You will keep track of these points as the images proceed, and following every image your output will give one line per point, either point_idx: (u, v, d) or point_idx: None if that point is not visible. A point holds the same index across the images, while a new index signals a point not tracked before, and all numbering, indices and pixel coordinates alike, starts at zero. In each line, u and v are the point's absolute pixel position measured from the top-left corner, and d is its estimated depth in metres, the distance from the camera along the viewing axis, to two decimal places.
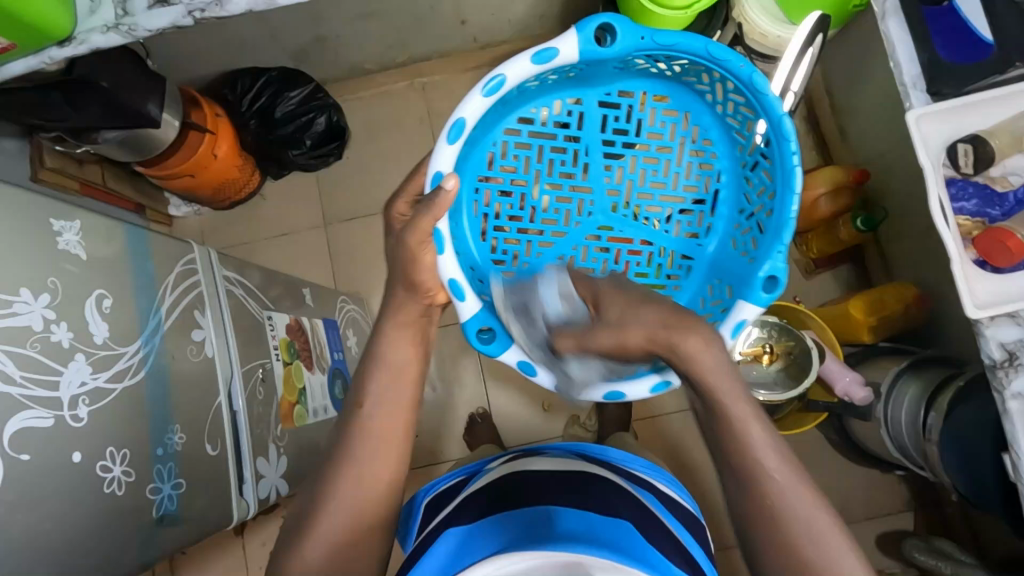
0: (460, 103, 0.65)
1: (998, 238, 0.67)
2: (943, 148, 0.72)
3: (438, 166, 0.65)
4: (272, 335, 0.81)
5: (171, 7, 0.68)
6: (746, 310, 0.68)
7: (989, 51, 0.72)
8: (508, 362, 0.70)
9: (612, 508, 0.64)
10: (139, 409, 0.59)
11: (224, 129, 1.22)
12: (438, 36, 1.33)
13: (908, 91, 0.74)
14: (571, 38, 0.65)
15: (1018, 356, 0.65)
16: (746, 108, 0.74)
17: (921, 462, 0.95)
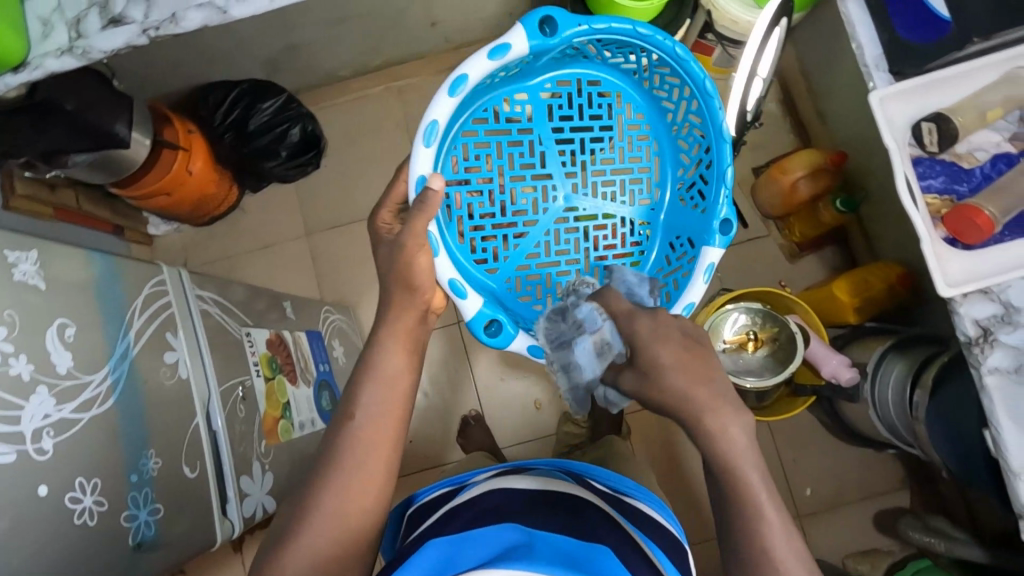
0: (429, 107, 0.70)
1: (968, 215, 0.66)
2: (908, 127, 0.72)
3: (419, 170, 0.70)
4: (251, 351, 0.80)
5: (125, 27, 0.67)
6: (711, 254, 0.75)
7: (947, 28, 0.72)
8: (518, 351, 0.75)
9: (597, 527, 0.65)
10: (110, 436, 0.59)
11: (198, 145, 1.22)
12: (410, 39, 1.32)
13: (872, 72, 0.75)
14: (519, 33, 0.72)
15: (991, 332, 0.65)
16: (672, 77, 0.80)
17: (912, 440, 0.94)
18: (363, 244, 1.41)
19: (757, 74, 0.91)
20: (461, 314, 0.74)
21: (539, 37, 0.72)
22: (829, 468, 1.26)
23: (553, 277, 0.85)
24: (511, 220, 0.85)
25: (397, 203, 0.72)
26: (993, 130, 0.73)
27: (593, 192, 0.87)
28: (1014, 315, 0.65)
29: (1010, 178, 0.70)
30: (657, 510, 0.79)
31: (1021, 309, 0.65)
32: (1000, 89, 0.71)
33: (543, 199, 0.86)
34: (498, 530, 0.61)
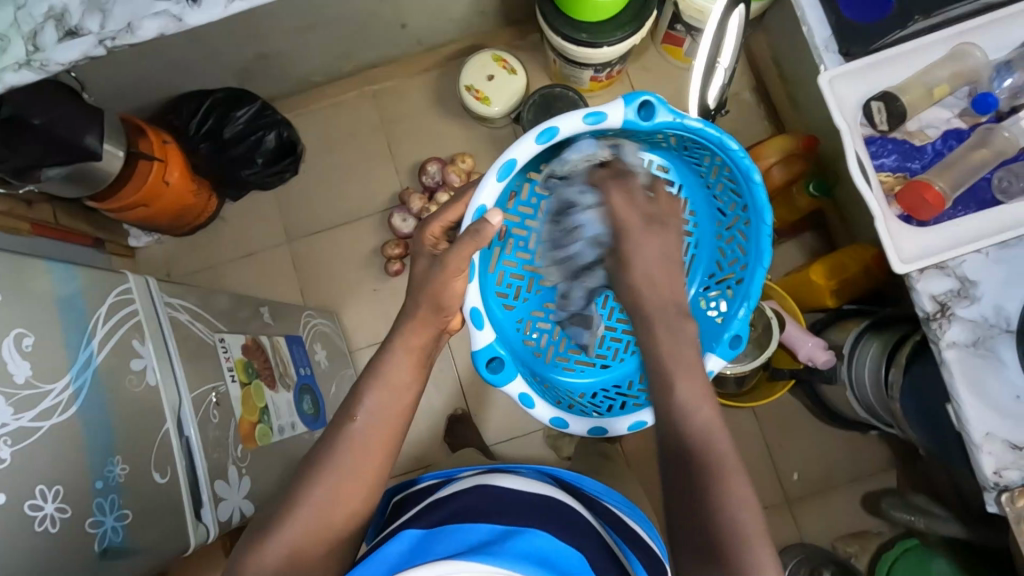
0: (512, 145, 0.72)
1: (919, 191, 0.68)
2: (857, 107, 0.73)
3: (480, 200, 0.72)
4: (225, 357, 0.80)
5: (82, 38, 0.68)
6: (712, 361, 0.77)
7: (890, 8, 0.72)
8: (510, 394, 0.79)
9: (573, 530, 0.66)
10: (72, 443, 0.60)
11: (174, 155, 1.21)
12: (381, 42, 1.32)
13: (822, 54, 0.75)
14: (618, 105, 0.72)
15: (948, 307, 0.66)
16: (734, 190, 0.83)
17: (890, 420, 0.94)
18: (344, 248, 1.41)
19: (721, 64, 0.89)
20: (470, 343, 0.77)
21: (636, 119, 0.73)
22: (815, 452, 1.27)
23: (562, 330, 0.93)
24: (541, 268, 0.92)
25: (447, 223, 0.74)
26: (942, 107, 0.74)
27: None
28: (970, 289, 0.66)
29: (960, 155, 0.72)
30: (633, 519, 0.81)
31: (975, 283, 0.66)
32: (947, 66, 0.72)
33: None
34: (470, 526, 0.62)
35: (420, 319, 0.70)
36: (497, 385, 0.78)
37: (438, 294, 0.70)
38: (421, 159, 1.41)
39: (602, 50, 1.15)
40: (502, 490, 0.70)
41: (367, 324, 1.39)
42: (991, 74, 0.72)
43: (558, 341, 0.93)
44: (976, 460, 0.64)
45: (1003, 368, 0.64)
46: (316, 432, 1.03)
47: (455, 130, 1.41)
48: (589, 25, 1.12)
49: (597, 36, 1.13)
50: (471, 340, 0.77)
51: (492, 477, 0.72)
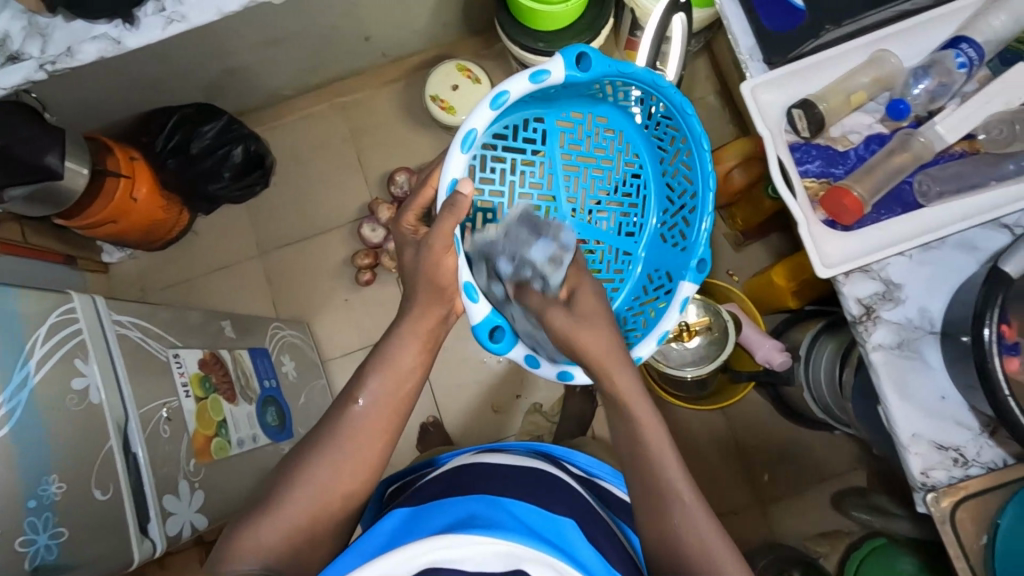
0: (469, 116, 0.69)
1: (838, 197, 0.69)
2: (780, 115, 0.75)
3: (452, 173, 0.69)
4: (180, 372, 0.82)
5: (22, 64, 0.75)
6: (686, 289, 0.76)
7: (802, 17, 0.74)
8: (514, 359, 0.73)
9: (561, 497, 0.69)
10: (5, 464, 0.61)
11: (142, 172, 1.22)
12: (348, 55, 1.33)
13: (748, 64, 0.76)
14: (557, 61, 0.71)
15: (874, 309, 0.67)
16: (673, 127, 0.82)
17: (846, 420, 0.95)
18: (317, 259, 1.42)
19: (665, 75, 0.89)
20: (468, 319, 0.70)
21: (576, 72, 0.72)
22: (783, 452, 1.27)
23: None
24: None
25: (421, 207, 0.76)
26: (864, 112, 0.77)
27: (589, 218, 0.88)
28: (895, 292, 0.68)
29: (881, 159, 0.73)
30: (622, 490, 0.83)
31: (900, 286, 0.68)
32: (868, 71, 0.74)
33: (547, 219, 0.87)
34: (463, 500, 0.64)
35: (421, 304, 0.72)
36: (499, 354, 0.72)
37: (434, 275, 0.71)
38: (390, 169, 1.42)
39: None
40: (494, 470, 0.72)
41: (340, 335, 1.40)
42: (908, 79, 0.73)
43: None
44: (905, 461, 0.65)
45: (929, 369, 0.66)
46: (281, 443, 1.04)
47: (423, 140, 1.42)
48: (545, 34, 1.13)
49: (554, 45, 1.14)
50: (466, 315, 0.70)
51: (482, 456, 0.75)
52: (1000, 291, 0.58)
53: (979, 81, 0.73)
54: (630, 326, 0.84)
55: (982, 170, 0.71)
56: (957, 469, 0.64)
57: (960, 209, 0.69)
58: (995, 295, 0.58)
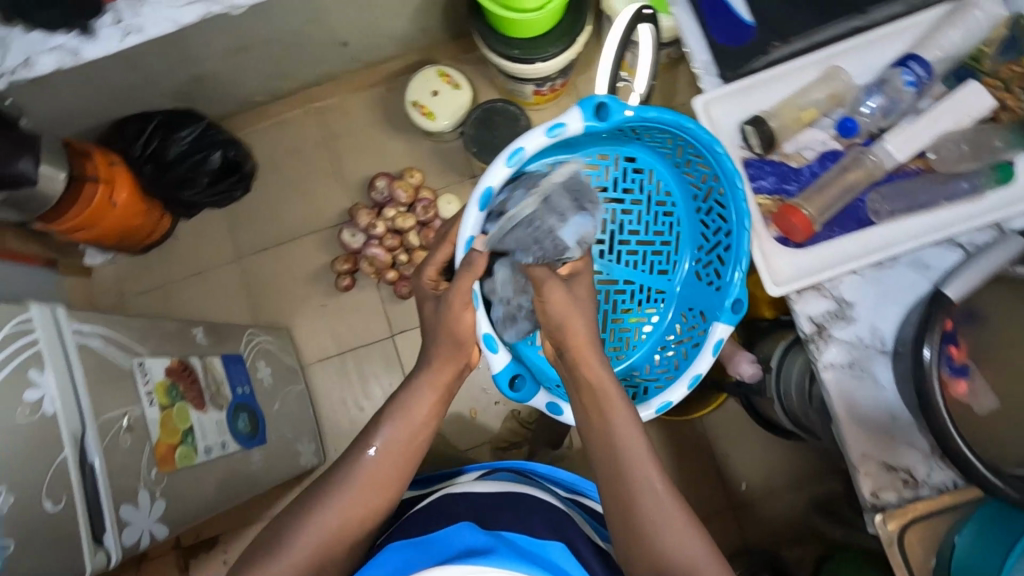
0: (485, 174, 0.71)
1: (787, 214, 0.70)
2: (733, 130, 0.74)
3: (468, 230, 0.72)
4: (144, 381, 0.83)
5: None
6: (720, 330, 0.78)
7: (751, 33, 0.76)
8: (537, 406, 0.77)
9: (549, 521, 0.69)
10: None
11: (121, 176, 1.22)
12: (322, 60, 1.33)
13: (702, 76, 0.77)
14: (574, 113, 0.70)
15: (825, 327, 0.68)
16: (703, 164, 0.82)
17: (814, 433, 0.93)
18: (296, 264, 1.42)
19: (634, 89, 0.89)
20: (489, 367, 0.74)
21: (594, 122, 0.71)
22: (763, 462, 1.25)
23: None
24: None
25: (441, 263, 0.79)
26: (818, 129, 0.75)
27: (619, 257, 0.88)
28: (847, 310, 0.68)
29: (835, 175, 0.72)
30: None
31: (852, 304, 0.68)
32: (822, 87, 0.74)
33: None
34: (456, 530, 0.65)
35: (441, 357, 0.75)
36: (521, 401, 0.75)
37: (453, 329, 0.73)
38: (369, 174, 1.42)
39: (535, 65, 1.15)
40: (478, 497, 0.73)
41: (318, 340, 1.40)
42: (860, 94, 0.73)
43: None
44: (856, 481, 0.65)
45: (879, 388, 0.66)
46: (252, 450, 1.03)
47: (400, 146, 1.42)
48: (520, 41, 1.13)
49: (528, 51, 1.13)
50: (488, 365, 0.74)
51: (467, 482, 0.76)
52: (942, 315, 0.59)
53: (936, 97, 0.73)
54: (658, 371, 0.88)
55: (934, 188, 0.71)
56: (907, 491, 0.64)
57: (911, 228, 0.70)
58: (935, 317, 0.59)
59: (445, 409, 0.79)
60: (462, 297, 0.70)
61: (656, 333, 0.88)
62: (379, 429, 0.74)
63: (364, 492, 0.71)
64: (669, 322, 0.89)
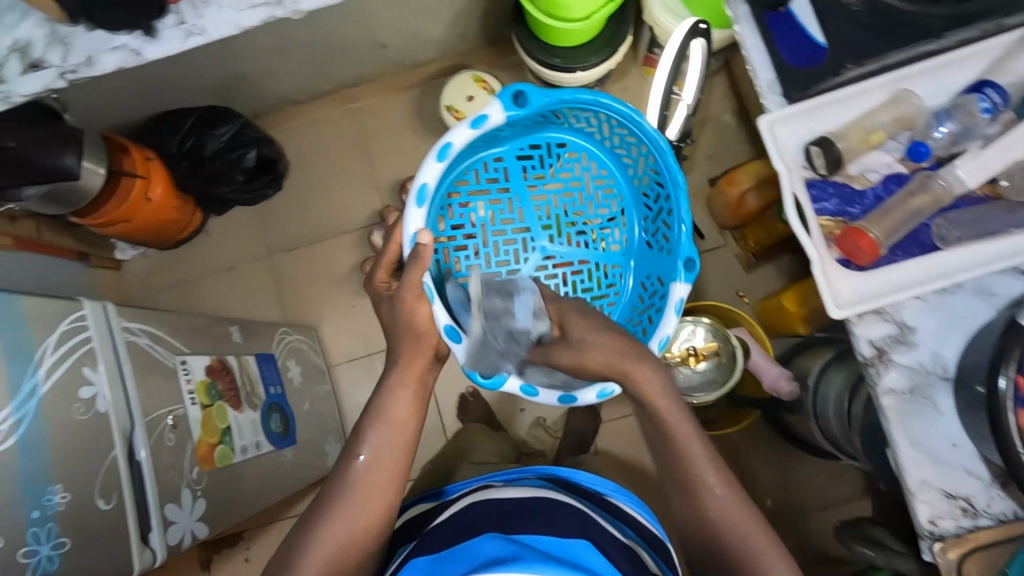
0: (419, 171, 0.80)
1: (853, 238, 0.67)
2: (798, 150, 0.71)
3: (411, 227, 0.80)
4: (186, 380, 0.83)
5: (43, 72, 0.70)
6: (679, 290, 0.82)
7: (824, 54, 0.72)
8: (511, 390, 0.81)
9: (576, 525, 0.68)
10: (8, 479, 0.59)
11: (158, 172, 1.24)
12: (360, 61, 1.33)
13: (766, 95, 0.73)
14: (495, 105, 0.80)
15: (886, 352, 0.67)
16: (630, 137, 0.91)
17: (853, 453, 0.93)
18: (323, 264, 1.43)
19: (683, 100, 0.88)
20: (455, 357, 0.81)
21: (513, 109, 0.81)
22: (790, 479, 1.24)
23: None
24: (497, 271, 0.97)
25: (390, 265, 0.86)
26: (884, 151, 0.73)
27: (568, 240, 0.98)
28: (908, 335, 0.67)
29: (899, 199, 0.71)
30: (632, 506, 0.82)
31: (914, 329, 0.67)
32: (889, 110, 0.71)
33: (524, 250, 0.97)
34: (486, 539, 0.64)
35: (404, 353, 0.79)
36: (496, 388, 0.81)
37: (411, 322, 0.79)
38: (401, 176, 1.43)
39: (577, 74, 1.15)
40: (496, 506, 0.72)
41: (344, 341, 1.40)
42: (929, 119, 0.71)
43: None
44: (913, 508, 0.65)
45: (939, 416, 0.65)
46: (283, 450, 1.04)
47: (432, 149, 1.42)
48: (563, 50, 1.13)
49: (570, 60, 1.13)
50: (454, 356, 0.81)
51: (488, 493, 0.74)
52: (1017, 344, 0.59)
53: (1005, 124, 0.71)
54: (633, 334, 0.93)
55: (1001, 216, 0.70)
56: (965, 520, 0.64)
57: (982, 255, 0.67)
58: (1011, 346, 0.59)
59: (424, 405, 0.79)
60: (415, 290, 0.77)
61: (621, 306, 0.96)
62: (372, 436, 0.74)
63: (393, 491, 0.72)
64: (631, 295, 0.97)
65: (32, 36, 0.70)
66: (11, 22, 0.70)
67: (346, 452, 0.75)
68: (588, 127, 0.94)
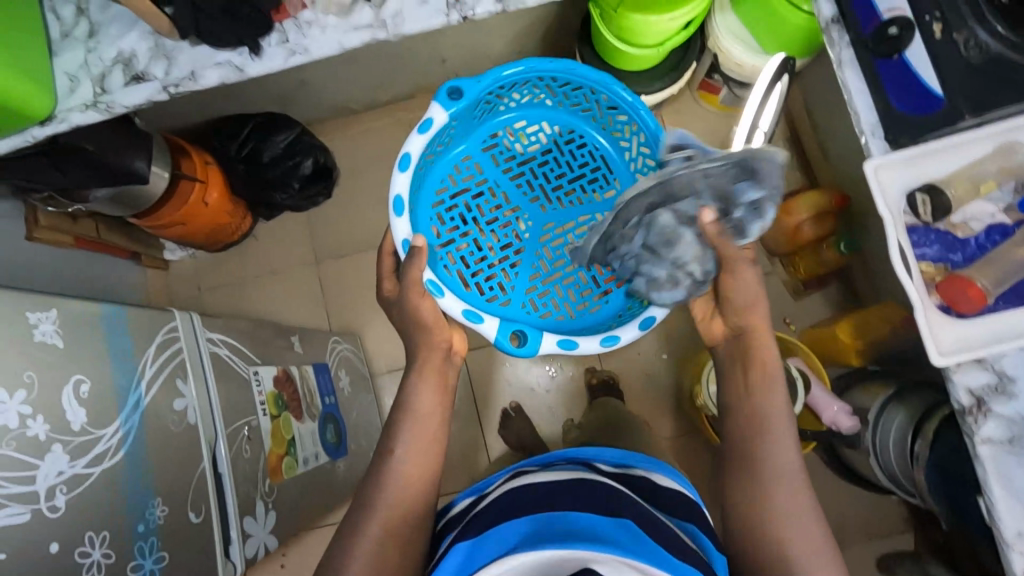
0: (391, 184, 0.84)
1: (961, 286, 0.60)
2: (903, 196, 0.62)
3: (401, 235, 0.84)
4: (258, 390, 0.83)
5: (146, 84, 0.71)
6: None
7: (938, 104, 0.60)
8: (552, 346, 0.85)
9: (611, 501, 0.65)
10: (119, 491, 0.60)
11: (214, 177, 1.25)
12: (419, 75, 1.35)
13: (867, 140, 0.63)
14: (436, 107, 0.85)
15: (984, 402, 0.60)
16: (575, 88, 0.94)
17: (913, 490, 0.94)
18: (370, 272, 1.43)
19: (760, 128, 0.84)
20: (486, 336, 0.86)
21: (452, 105, 0.86)
22: (838, 508, 1.23)
23: (562, 283, 0.96)
24: (503, 255, 0.96)
25: (391, 273, 0.89)
26: (986, 200, 0.62)
27: (561, 203, 0.98)
28: (1008, 385, 0.59)
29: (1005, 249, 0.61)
30: (679, 481, 0.78)
31: (1014, 379, 0.60)
32: (996, 161, 0.61)
33: (521, 227, 0.97)
34: (517, 522, 0.63)
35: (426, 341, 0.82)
36: (530, 354, 0.85)
37: (417, 312, 0.81)
38: None
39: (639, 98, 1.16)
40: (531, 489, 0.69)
41: (388, 350, 1.40)
42: None
43: (569, 296, 0.95)
44: (1007, 559, 0.59)
45: None
46: (337, 460, 1.04)
47: None
48: (628, 73, 1.13)
49: (635, 84, 1.14)
50: (484, 335, 0.86)
51: (524, 478, 0.73)
52: None
53: None
54: None
55: None
56: None
57: None
58: None
59: (450, 398, 0.82)
60: (418, 287, 0.80)
61: None
62: None
63: None
64: None
65: (137, 48, 0.71)
66: (118, 34, 0.72)
67: (396, 448, 0.74)
68: (532, 97, 0.98)
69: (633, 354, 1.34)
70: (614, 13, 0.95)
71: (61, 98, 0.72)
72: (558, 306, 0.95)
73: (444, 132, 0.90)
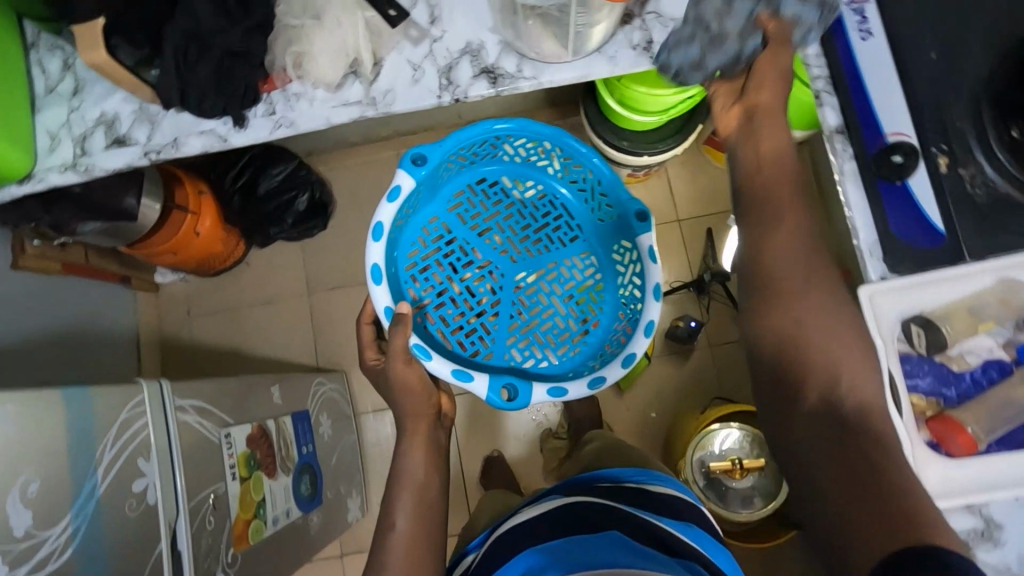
0: (366, 254, 0.83)
1: (952, 429, 0.57)
2: (898, 323, 0.59)
3: (382, 302, 0.82)
4: (229, 454, 0.81)
5: (127, 148, 0.69)
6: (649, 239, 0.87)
7: (941, 240, 0.60)
8: (541, 397, 0.81)
9: (600, 520, 0.66)
10: None
11: (207, 206, 1.22)
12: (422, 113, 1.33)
13: (864, 259, 0.61)
14: (403, 173, 0.84)
15: (970, 547, 0.57)
16: (531, 143, 0.94)
17: None
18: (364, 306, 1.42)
19: None
20: (478, 395, 0.81)
21: (418, 171, 0.85)
22: None
23: (543, 330, 0.94)
24: (480, 309, 0.94)
25: (373, 342, 0.89)
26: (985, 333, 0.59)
27: (530, 254, 0.96)
28: (995, 531, 0.57)
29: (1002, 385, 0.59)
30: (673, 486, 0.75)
31: (1001, 525, 0.57)
32: (996, 296, 0.59)
33: (493, 281, 0.95)
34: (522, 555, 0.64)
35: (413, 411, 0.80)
36: (522, 406, 0.81)
37: (407, 383, 0.80)
38: None
39: (643, 157, 1.12)
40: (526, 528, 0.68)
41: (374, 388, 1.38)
42: None
43: (550, 342, 0.94)
44: None
45: None
46: (311, 513, 1.02)
47: None
48: (631, 133, 1.10)
49: (637, 145, 1.11)
50: (474, 394, 0.81)
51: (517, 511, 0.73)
52: None
53: None
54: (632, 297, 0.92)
55: None
56: None
57: None
58: None
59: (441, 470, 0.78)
60: (403, 354, 0.78)
61: (612, 283, 0.96)
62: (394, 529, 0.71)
63: None
64: (608, 262, 0.96)
65: (120, 110, 0.70)
66: (102, 94, 0.70)
67: None
68: (490, 154, 0.97)
69: (622, 410, 1.31)
70: (618, 82, 0.94)
71: (40, 157, 0.70)
72: (542, 353, 0.93)
73: (412, 197, 0.89)
